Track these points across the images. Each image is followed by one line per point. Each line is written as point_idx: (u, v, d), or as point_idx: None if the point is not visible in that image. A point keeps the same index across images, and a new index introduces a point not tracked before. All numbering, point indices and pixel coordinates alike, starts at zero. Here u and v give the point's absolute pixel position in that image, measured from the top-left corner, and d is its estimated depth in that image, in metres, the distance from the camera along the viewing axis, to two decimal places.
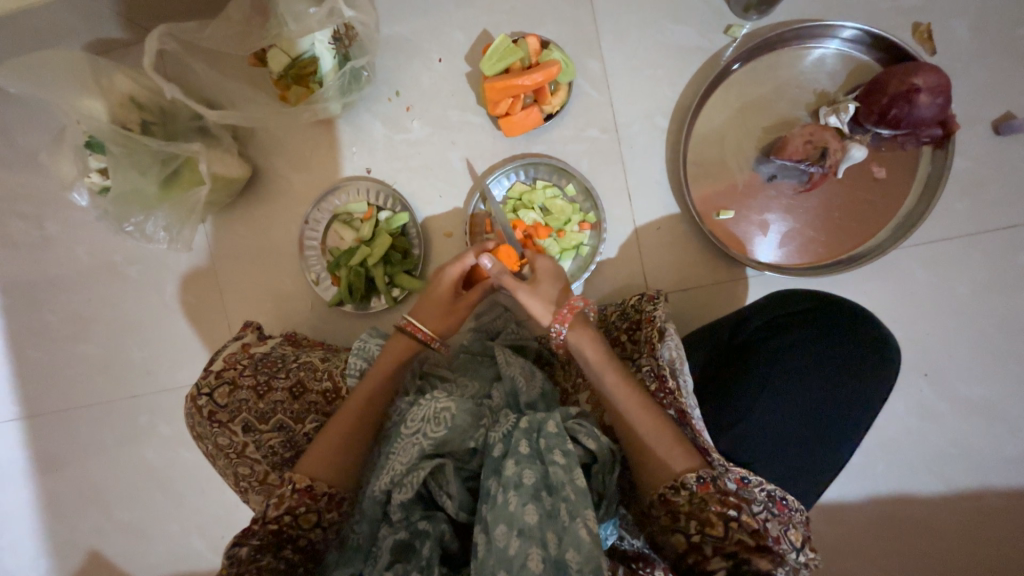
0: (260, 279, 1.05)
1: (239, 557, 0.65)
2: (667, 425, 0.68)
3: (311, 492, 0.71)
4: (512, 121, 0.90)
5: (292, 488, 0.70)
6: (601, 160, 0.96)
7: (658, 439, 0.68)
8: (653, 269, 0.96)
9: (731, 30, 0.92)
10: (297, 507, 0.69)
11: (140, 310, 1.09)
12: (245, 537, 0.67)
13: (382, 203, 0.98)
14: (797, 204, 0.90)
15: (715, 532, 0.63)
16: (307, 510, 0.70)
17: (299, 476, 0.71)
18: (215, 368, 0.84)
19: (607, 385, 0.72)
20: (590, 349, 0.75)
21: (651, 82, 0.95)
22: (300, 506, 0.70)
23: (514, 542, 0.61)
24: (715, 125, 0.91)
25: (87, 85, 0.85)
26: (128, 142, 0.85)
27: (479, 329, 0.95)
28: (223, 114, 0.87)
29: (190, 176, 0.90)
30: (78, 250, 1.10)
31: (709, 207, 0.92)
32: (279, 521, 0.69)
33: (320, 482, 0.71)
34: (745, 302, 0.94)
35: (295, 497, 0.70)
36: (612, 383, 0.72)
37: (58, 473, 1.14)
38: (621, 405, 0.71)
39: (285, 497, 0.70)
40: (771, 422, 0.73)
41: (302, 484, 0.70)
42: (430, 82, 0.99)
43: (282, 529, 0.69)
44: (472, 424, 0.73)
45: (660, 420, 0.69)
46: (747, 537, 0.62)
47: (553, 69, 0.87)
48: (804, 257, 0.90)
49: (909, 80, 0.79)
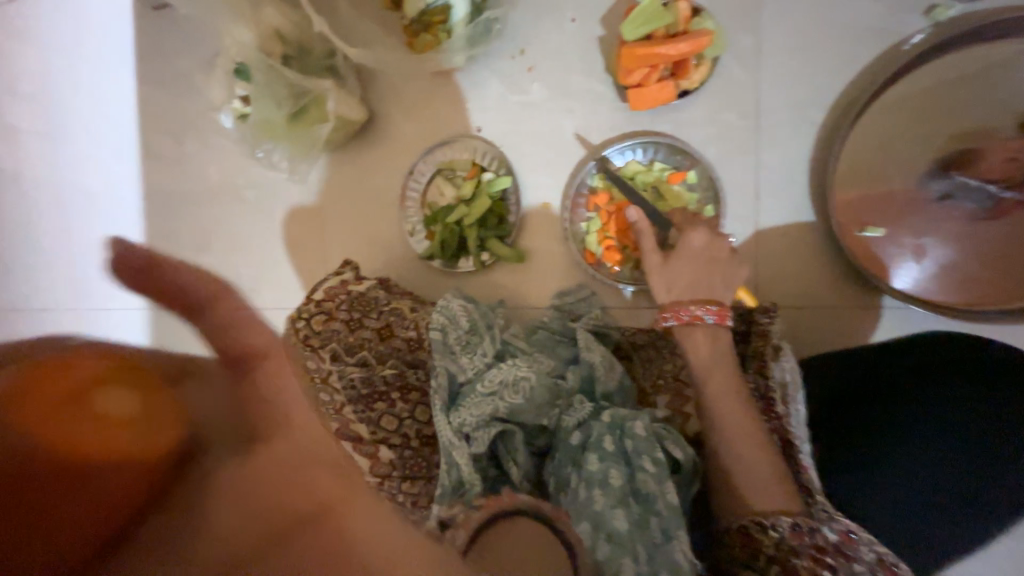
0: (360, 223, 1.08)
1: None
2: (763, 456, 0.63)
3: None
4: (643, 92, 0.82)
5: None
6: (733, 149, 0.86)
7: (752, 469, 0.63)
8: (769, 279, 0.85)
9: (934, 10, 0.77)
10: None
11: (251, 233, 1.17)
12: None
13: (487, 163, 0.96)
14: (969, 232, 0.75)
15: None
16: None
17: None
18: (315, 297, 0.88)
19: (716, 407, 0.67)
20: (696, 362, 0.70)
21: (811, 67, 0.82)
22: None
23: (603, 546, 0.60)
24: (885, 125, 0.77)
25: (240, 12, 0.89)
26: (269, 71, 0.90)
27: (561, 309, 0.89)
28: (360, 52, 0.90)
29: (315, 113, 0.94)
30: (207, 169, 1.18)
31: (854, 221, 0.79)
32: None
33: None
34: (871, 334, 0.82)
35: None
36: (716, 404, 0.67)
37: None
38: (721, 424, 0.65)
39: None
40: (901, 472, 0.63)
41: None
42: (559, 43, 0.93)
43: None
44: (548, 402, 0.71)
45: (760, 450, 0.63)
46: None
47: (703, 40, 0.77)
48: (962, 296, 0.76)
49: None
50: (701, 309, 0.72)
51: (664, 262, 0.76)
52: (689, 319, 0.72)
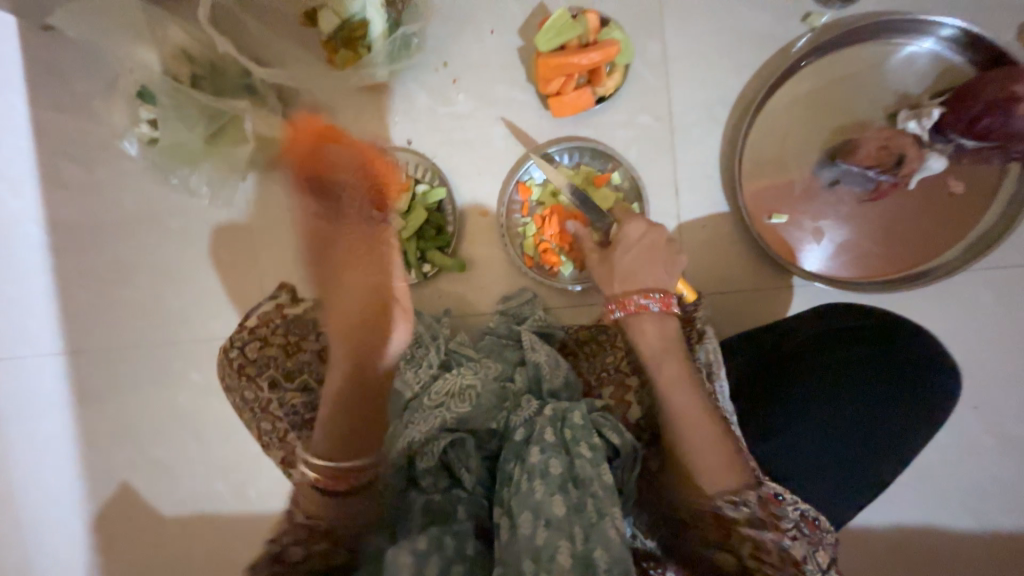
0: (294, 243, 1.05)
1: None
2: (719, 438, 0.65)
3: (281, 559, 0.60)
4: (562, 100, 0.86)
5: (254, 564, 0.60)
6: (651, 149, 0.91)
7: (712, 450, 0.64)
8: (694, 269, 0.91)
9: (809, 18, 0.85)
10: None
11: (180, 261, 1.12)
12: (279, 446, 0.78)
13: (420, 175, 0.96)
14: (857, 214, 0.84)
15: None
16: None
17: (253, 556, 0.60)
18: (250, 324, 0.86)
19: (676, 404, 0.68)
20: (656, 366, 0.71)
21: (713, 70, 0.89)
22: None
23: (541, 533, 0.58)
24: (779, 122, 0.85)
25: (143, 35, 0.86)
26: (179, 95, 0.88)
27: (506, 313, 0.93)
28: (273, 74, 0.91)
29: (234, 133, 0.91)
30: (125, 198, 1.13)
31: (761, 209, 0.86)
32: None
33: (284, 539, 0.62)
34: (787, 312, 0.90)
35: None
36: (679, 404, 0.67)
37: (94, 410, 1.19)
38: (680, 410, 0.67)
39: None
40: (806, 440, 0.69)
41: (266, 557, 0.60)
42: (480, 54, 0.96)
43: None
44: (495, 406, 0.74)
45: (712, 432, 0.65)
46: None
47: (612, 49, 0.82)
48: (859, 270, 0.84)
49: (1009, 88, 0.71)
50: (645, 298, 0.75)
51: (603, 257, 0.80)
52: (637, 308, 0.75)
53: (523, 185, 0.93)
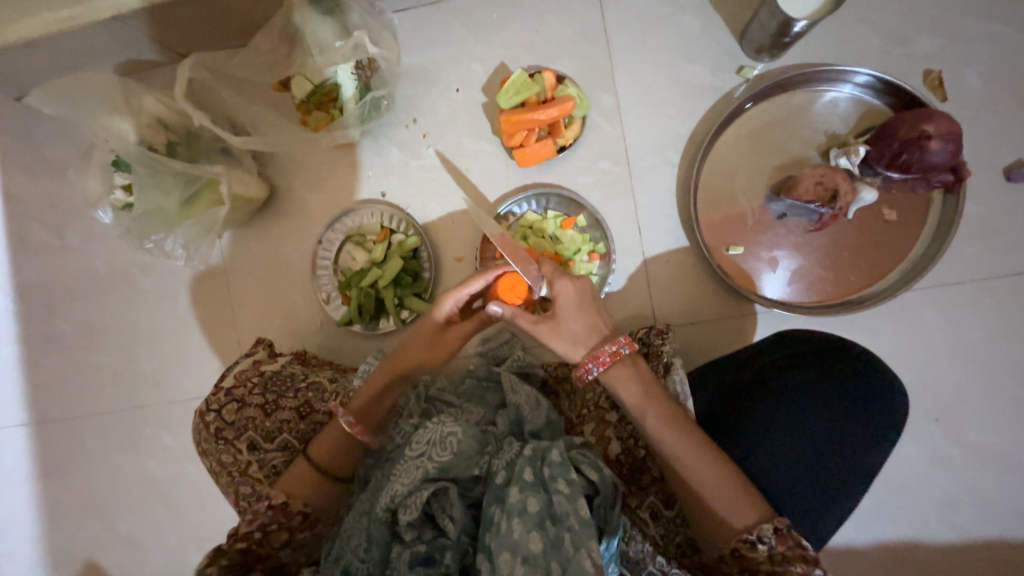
0: (271, 296, 1.07)
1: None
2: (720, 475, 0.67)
3: (286, 509, 0.74)
4: (525, 152, 0.92)
5: (268, 504, 0.72)
6: (612, 191, 0.97)
7: (714, 490, 0.67)
8: (662, 302, 0.96)
9: (742, 70, 0.94)
10: (269, 523, 0.71)
11: (152, 322, 1.11)
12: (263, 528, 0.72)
13: (395, 226, 1.00)
14: (806, 242, 0.90)
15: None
16: (279, 527, 0.72)
17: (276, 494, 0.74)
18: (225, 385, 0.85)
19: (651, 428, 0.71)
20: (628, 392, 0.73)
21: (663, 118, 0.96)
22: (273, 522, 0.72)
23: (518, 570, 0.63)
24: (726, 163, 0.93)
25: (118, 106, 0.89)
26: (152, 163, 0.87)
27: (485, 354, 0.95)
28: (246, 140, 0.89)
29: (210, 197, 0.92)
30: (96, 261, 1.12)
31: (719, 242, 0.92)
32: (249, 538, 0.70)
33: (296, 500, 0.75)
34: (752, 339, 0.94)
35: (269, 514, 0.72)
36: (654, 426, 0.71)
37: (62, 480, 1.15)
38: (675, 452, 0.69)
39: (258, 514, 0.71)
40: (775, 463, 0.72)
41: (278, 502, 0.73)
42: (447, 111, 1.02)
43: (251, 548, 0.70)
44: (476, 452, 0.73)
45: (713, 470, 0.67)
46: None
47: (568, 104, 0.89)
48: (813, 295, 0.90)
49: (920, 127, 0.79)
50: (614, 345, 0.75)
51: (557, 325, 0.78)
52: (610, 358, 0.74)
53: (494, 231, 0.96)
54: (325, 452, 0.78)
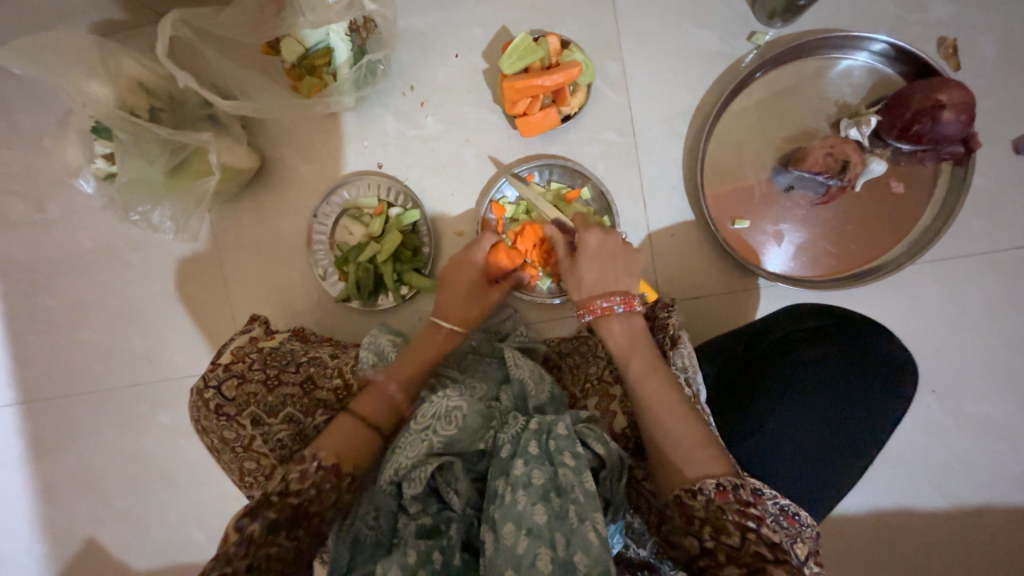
0: (266, 272, 1.03)
1: (251, 535, 0.62)
2: (684, 426, 0.65)
3: (337, 471, 0.70)
4: (528, 120, 0.89)
5: (316, 465, 0.69)
6: (617, 163, 0.95)
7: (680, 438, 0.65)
8: (666, 277, 0.95)
9: (754, 36, 0.91)
10: (321, 484, 0.68)
11: (142, 298, 1.08)
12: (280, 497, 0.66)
13: (393, 199, 0.97)
14: (813, 215, 0.89)
15: (730, 540, 0.58)
16: (330, 488, 0.69)
17: (325, 454, 0.70)
18: (222, 361, 0.83)
19: (634, 374, 0.71)
20: (616, 341, 0.75)
21: (671, 86, 0.93)
22: (325, 483, 0.69)
23: (522, 541, 0.61)
24: (735, 132, 0.90)
25: (94, 67, 0.83)
26: (136, 129, 0.82)
27: (487, 330, 0.93)
28: (236, 104, 0.84)
29: (198, 166, 0.88)
30: (79, 234, 1.08)
31: (726, 215, 0.90)
32: (300, 497, 0.66)
33: (346, 462, 0.71)
34: (756, 313, 0.94)
35: (321, 475, 0.68)
36: (636, 371, 0.71)
37: (55, 460, 1.13)
38: (646, 401, 0.69)
39: (309, 473, 0.68)
40: (781, 435, 0.72)
41: (329, 463, 0.69)
42: (446, 77, 0.97)
43: (302, 505, 0.66)
44: (482, 425, 0.71)
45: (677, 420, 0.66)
46: (765, 550, 0.56)
47: (574, 70, 0.85)
48: (817, 269, 0.90)
49: (934, 96, 0.77)
50: (608, 300, 0.77)
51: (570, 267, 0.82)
52: (603, 312, 0.77)
53: (495, 206, 0.93)
54: (371, 408, 0.76)
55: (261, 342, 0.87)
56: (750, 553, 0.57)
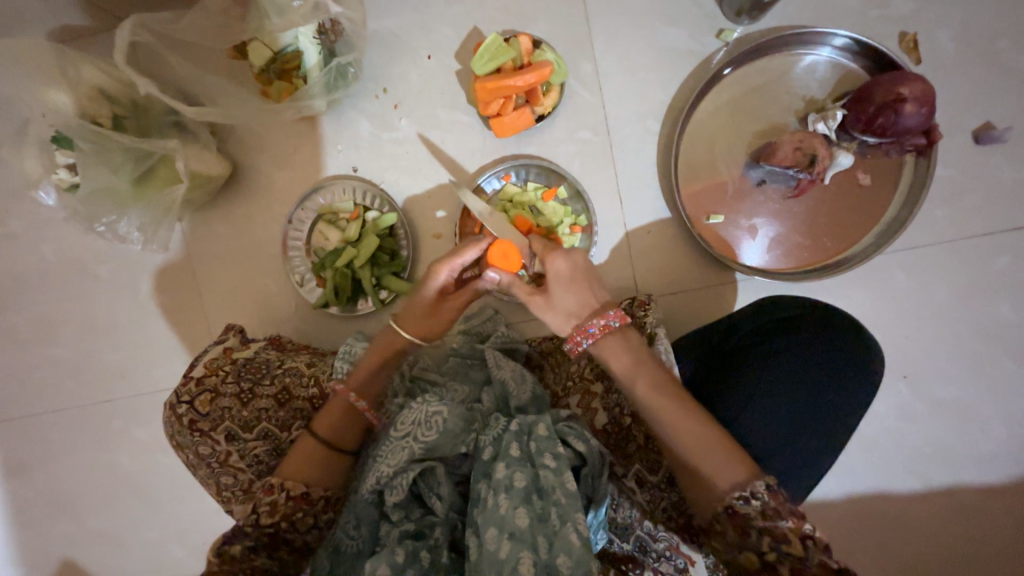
0: (241, 280, 1.02)
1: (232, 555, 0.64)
2: (705, 431, 0.63)
3: (307, 497, 0.68)
4: (502, 121, 0.89)
5: (285, 494, 0.67)
6: (592, 161, 0.95)
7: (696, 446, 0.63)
8: (644, 273, 0.96)
9: (723, 34, 0.92)
10: (292, 513, 0.67)
11: (114, 312, 1.05)
12: (243, 528, 0.65)
13: (370, 203, 0.96)
14: (784, 209, 0.91)
15: (792, 551, 0.56)
16: (303, 516, 0.68)
17: (292, 483, 0.68)
18: (195, 374, 0.81)
19: (642, 396, 0.67)
20: (618, 362, 0.69)
21: (643, 84, 0.94)
22: (297, 513, 0.67)
23: (505, 545, 0.61)
24: (707, 129, 0.92)
25: (52, 76, 0.80)
26: (98, 138, 0.80)
27: (469, 332, 0.92)
28: (201, 111, 0.82)
29: (165, 174, 0.86)
30: (44, 248, 1.04)
31: (700, 211, 0.92)
32: (274, 526, 0.66)
33: (316, 486, 0.70)
34: (733, 307, 0.95)
35: (290, 504, 0.67)
36: (644, 392, 0.67)
37: (27, 482, 1.09)
38: (662, 416, 0.65)
39: (278, 504, 0.67)
40: (757, 426, 0.73)
41: (297, 491, 0.68)
42: (419, 79, 0.97)
43: (278, 533, 0.66)
44: (463, 429, 0.71)
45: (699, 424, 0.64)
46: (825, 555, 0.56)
47: (545, 70, 0.86)
48: (790, 262, 0.91)
49: (896, 90, 0.79)
50: (603, 318, 0.70)
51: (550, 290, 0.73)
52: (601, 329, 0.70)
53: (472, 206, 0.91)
54: (329, 423, 0.74)
55: (233, 354, 0.85)
56: (783, 554, 0.57)
